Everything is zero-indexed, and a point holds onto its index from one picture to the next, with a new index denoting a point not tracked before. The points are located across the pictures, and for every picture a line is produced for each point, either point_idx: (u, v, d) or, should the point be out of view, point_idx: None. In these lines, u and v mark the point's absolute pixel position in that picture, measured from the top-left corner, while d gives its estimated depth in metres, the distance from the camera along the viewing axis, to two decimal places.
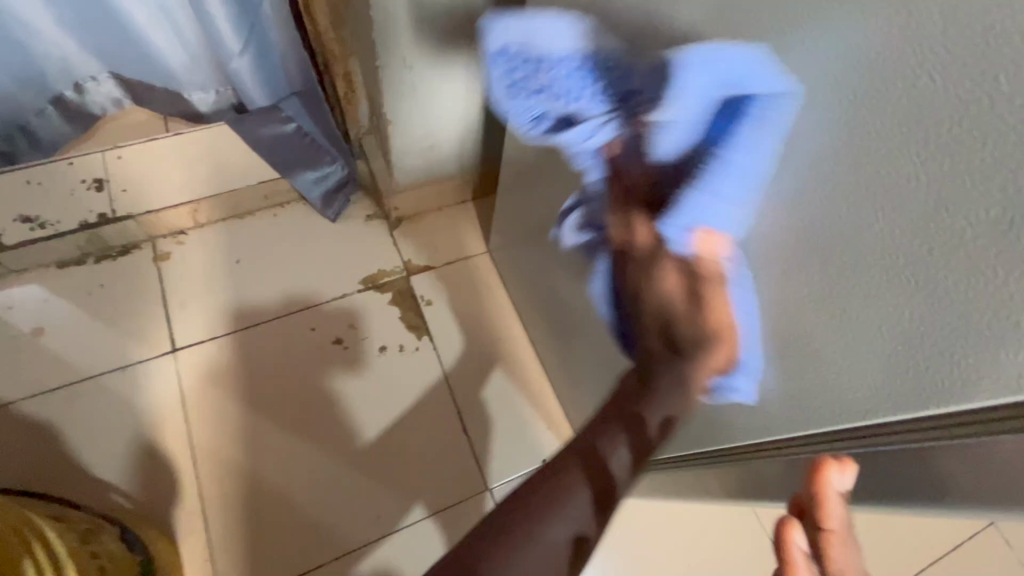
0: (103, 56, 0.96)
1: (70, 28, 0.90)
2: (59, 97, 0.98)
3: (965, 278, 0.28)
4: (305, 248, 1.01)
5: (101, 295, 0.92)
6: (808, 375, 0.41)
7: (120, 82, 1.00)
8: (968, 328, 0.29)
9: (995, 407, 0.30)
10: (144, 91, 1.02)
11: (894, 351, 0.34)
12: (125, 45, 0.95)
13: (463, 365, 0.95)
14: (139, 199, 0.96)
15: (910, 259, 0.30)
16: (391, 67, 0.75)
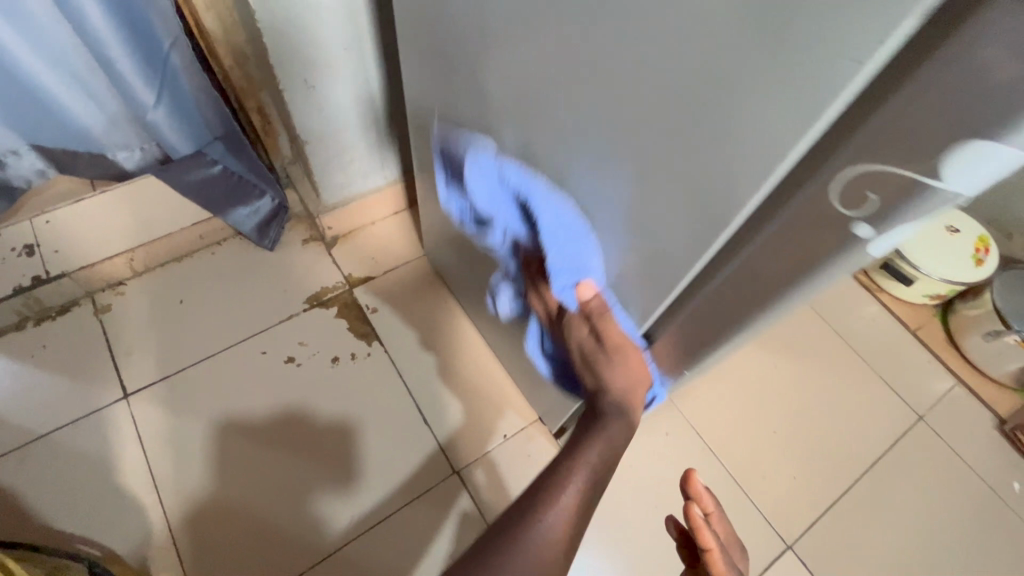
0: (19, 130, 0.96)
1: None
2: None
3: (705, 142, 0.31)
4: (246, 279, 1.05)
5: (45, 355, 0.93)
6: (653, 266, 0.42)
7: (41, 153, 1.01)
8: (715, 181, 0.32)
9: (761, 208, 0.32)
10: (67, 158, 1.04)
11: (689, 215, 0.36)
12: (42, 117, 0.95)
13: (415, 362, 1.00)
14: (72, 256, 0.97)
15: (658, 137, 0.33)
16: (294, 89, 0.81)
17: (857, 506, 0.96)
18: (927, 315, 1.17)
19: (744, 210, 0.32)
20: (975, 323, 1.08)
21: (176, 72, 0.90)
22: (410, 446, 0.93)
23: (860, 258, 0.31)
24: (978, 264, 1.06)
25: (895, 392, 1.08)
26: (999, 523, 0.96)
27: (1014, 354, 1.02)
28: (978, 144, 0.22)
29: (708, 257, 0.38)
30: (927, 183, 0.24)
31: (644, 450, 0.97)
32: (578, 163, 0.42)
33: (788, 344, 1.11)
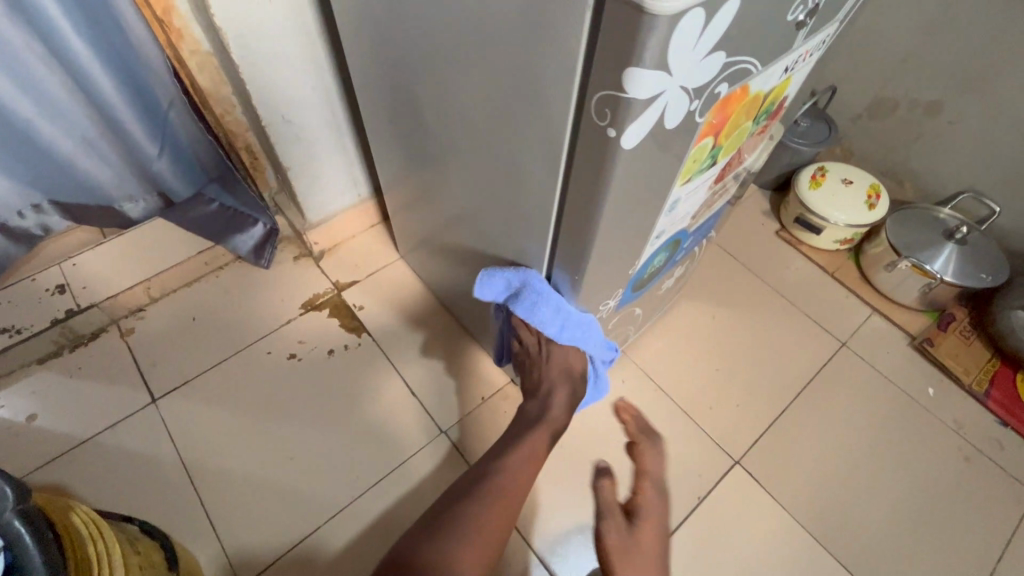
0: (37, 188, 1.08)
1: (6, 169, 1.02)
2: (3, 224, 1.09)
3: (531, 100, 0.49)
4: (248, 294, 1.22)
5: (81, 374, 1.09)
6: (530, 201, 0.60)
7: (58, 207, 1.12)
8: (544, 124, 0.50)
9: (572, 138, 0.49)
10: (81, 211, 1.15)
11: (539, 152, 0.53)
12: (57, 175, 1.07)
13: (400, 347, 1.17)
14: (98, 290, 1.15)
15: (510, 103, 0.52)
16: (275, 126, 0.99)
17: (791, 422, 1.11)
18: (843, 258, 1.34)
19: (559, 139, 0.49)
20: (877, 259, 1.25)
21: (173, 125, 1.09)
22: (402, 415, 1.09)
23: (645, 167, 0.49)
24: (870, 208, 1.25)
25: (820, 325, 1.24)
26: (914, 423, 1.12)
27: (911, 279, 1.20)
28: (636, 73, 0.37)
29: (558, 184, 0.55)
30: (623, 96, 0.39)
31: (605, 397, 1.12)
32: (477, 135, 0.61)
33: (723, 296, 1.27)
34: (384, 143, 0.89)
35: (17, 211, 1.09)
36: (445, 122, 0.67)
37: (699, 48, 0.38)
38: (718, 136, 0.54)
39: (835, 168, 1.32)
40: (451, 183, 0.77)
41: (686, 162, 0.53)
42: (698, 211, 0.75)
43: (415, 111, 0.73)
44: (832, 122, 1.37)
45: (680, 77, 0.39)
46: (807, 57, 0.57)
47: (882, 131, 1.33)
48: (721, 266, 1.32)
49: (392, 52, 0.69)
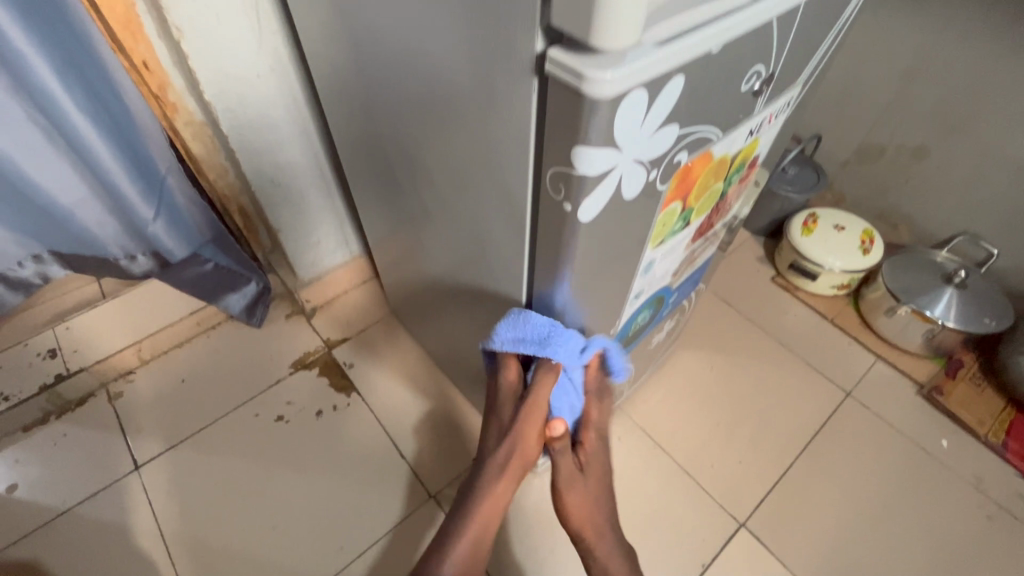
0: (37, 240, 1.07)
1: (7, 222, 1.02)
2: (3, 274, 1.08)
3: (492, 173, 0.50)
4: (239, 354, 1.21)
5: (66, 441, 1.07)
6: (503, 266, 0.60)
7: (59, 258, 1.12)
8: (506, 195, 0.50)
9: (534, 208, 0.49)
10: (81, 263, 1.16)
11: (506, 220, 0.53)
12: (55, 231, 1.07)
13: (390, 406, 1.14)
14: (90, 353, 1.14)
15: (475, 175, 0.53)
16: (264, 188, 1.01)
17: (798, 479, 1.06)
18: (842, 304, 1.31)
19: (522, 210, 0.50)
20: (876, 304, 1.23)
21: (171, 189, 1.08)
22: (390, 478, 1.06)
23: (610, 236, 0.48)
24: (864, 253, 1.24)
25: (822, 374, 1.21)
26: (929, 477, 1.06)
27: (912, 324, 1.17)
28: (585, 151, 0.37)
29: (526, 250, 0.55)
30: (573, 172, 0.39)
31: None
32: (450, 202, 0.62)
33: (720, 345, 1.24)
34: (370, 205, 0.90)
35: (17, 261, 1.08)
36: (420, 188, 0.68)
37: (646, 123, 0.38)
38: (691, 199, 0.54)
39: (826, 214, 1.32)
40: (431, 245, 0.77)
41: (656, 225, 0.53)
42: (683, 263, 0.74)
43: (394, 176, 0.74)
44: (820, 168, 1.38)
45: (629, 152, 0.39)
46: (773, 118, 0.58)
47: (871, 176, 1.34)
48: (716, 314, 1.30)
49: (371, 125, 0.71)
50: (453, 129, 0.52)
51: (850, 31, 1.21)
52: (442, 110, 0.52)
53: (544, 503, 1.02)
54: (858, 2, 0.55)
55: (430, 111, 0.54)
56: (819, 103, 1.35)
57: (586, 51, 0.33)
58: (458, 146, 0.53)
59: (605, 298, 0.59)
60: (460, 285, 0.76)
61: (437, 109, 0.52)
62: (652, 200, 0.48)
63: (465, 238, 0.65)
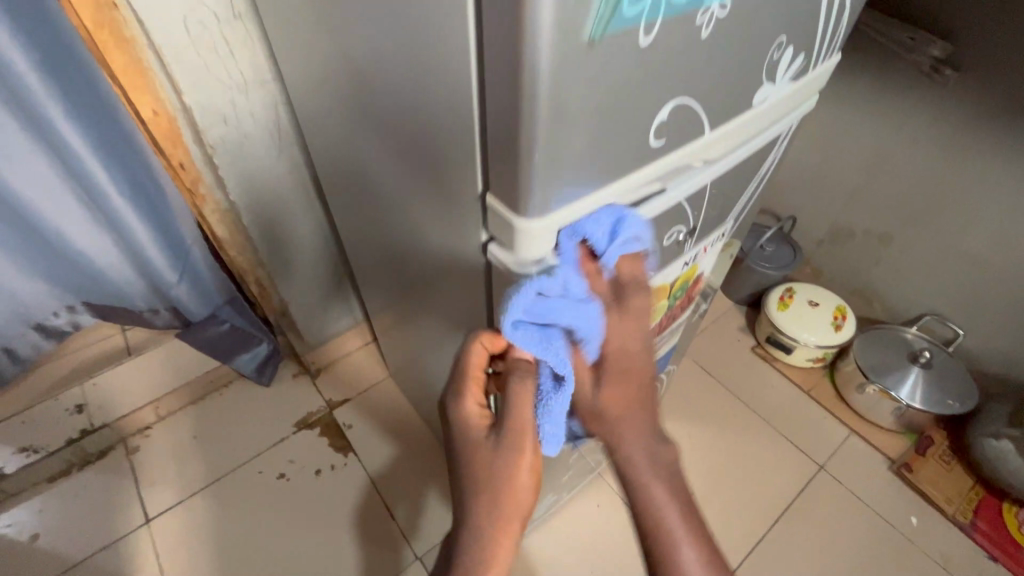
0: (74, 293, 1.27)
1: (53, 280, 1.22)
2: (42, 323, 1.28)
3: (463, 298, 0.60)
4: (247, 411, 1.30)
5: (85, 491, 1.16)
6: None
7: (91, 308, 1.32)
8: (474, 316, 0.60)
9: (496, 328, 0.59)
10: (112, 312, 1.34)
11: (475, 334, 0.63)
12: (93, 286, 1.26)
13: (383, 467, 1.22)
14: (112, 410, 1.25)
15: (452, 294, 0.63)
16: (275, 266, 1.14)
17: (768, 552, 1.11)
18: (819, 375, 1.37)
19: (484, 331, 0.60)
20: (849, 378, 1.29)
21: (194, 263, 1.23)
22: (381, 539, 1.13)
23: None
24: (836, 330, 1.31)
25: (797, 446, 1.26)
26: (895, 555, 1.10)
27: (881, 401, 1.22)
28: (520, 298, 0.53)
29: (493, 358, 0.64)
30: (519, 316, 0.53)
31: (580, 522, 1.14)
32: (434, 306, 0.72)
33: (699, 414, 1.30)
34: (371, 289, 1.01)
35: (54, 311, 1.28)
36: (411, 287, 0.78)
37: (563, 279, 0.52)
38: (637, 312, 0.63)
39: (802, 290, 1.40)
40: (421, 331, 0.87)
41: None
42: None
43: (391, 273, 0.85)
44: (798, 249, 1.47)
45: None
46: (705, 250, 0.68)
47: (845, 254, 1.42)
48: (697, 383, 1.36)
49: (372, 231, 0.82)
50: (435, 256, 0.62)
51: (819, 124, 1.32)
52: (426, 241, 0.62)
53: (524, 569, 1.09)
54: (773, 161, 0.67)
55: (417, 239, 0.65)
56: (795, 185, 1.44)
57: (510, 247, 0.49)
58: (438, 270, 0.63)
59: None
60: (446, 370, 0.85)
61: (422, 238, 0.63)
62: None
63: (447, 335, 0.74)
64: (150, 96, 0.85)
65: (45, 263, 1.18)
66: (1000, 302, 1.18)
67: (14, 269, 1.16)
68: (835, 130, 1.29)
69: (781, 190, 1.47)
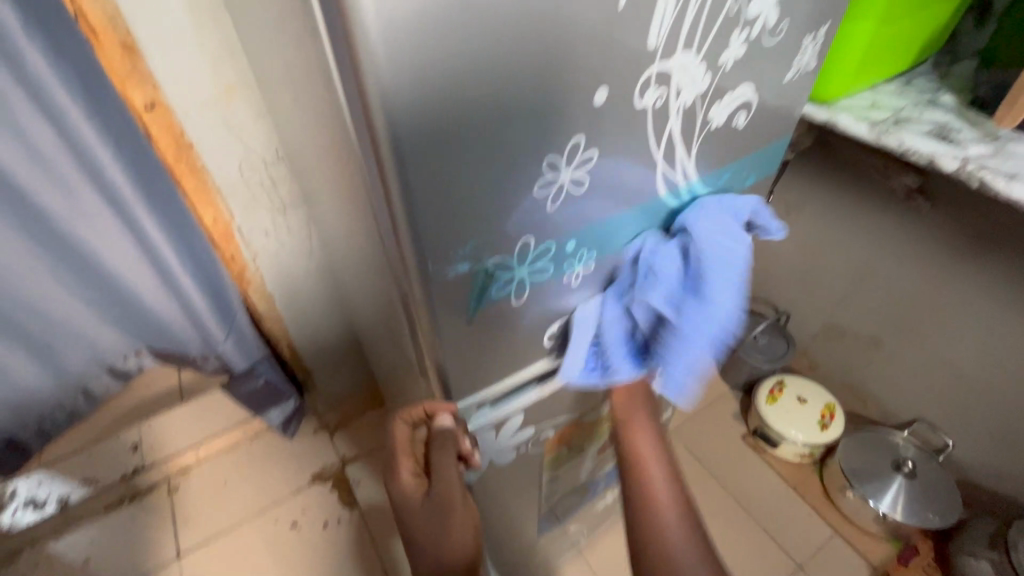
0: (143, 341, 1.44)
1: (125, 330, 1.40)
2: (112, 365, 1.45)
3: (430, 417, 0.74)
4: (271, 461, 1.48)
5: (132, 524, 1.36)
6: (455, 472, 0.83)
7: (156, 353, 1.48)
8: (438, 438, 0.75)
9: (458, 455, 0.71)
10: (173, 357, 1.49)
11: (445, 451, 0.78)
12: (158, 335, 1.42)
13: (383, 526, 1.35)
14: (160, 451, 1.45)
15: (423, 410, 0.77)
16: (301, 338, 1.35)
17: None
18: (807, 471, 1.40)
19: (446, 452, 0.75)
20: (834, 479, 1.32)
21: (238, 324, 1.33)
22: None
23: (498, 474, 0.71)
24: (822, 428, 1.35)
25: (778, 543, 1.29)
26: None
27: (863, 506, 1.25)
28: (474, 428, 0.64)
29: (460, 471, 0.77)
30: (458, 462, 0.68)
31: None
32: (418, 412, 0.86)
33: None
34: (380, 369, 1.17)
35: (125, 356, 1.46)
36: (401, 388, 0.92)
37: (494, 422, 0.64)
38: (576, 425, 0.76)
39: (793, 383, 1.44)
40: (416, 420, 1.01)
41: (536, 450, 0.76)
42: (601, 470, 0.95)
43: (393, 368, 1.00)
44: (790, 337, 1.52)
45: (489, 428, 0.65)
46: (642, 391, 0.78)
47: (838, 353, 1.46)
48: (686, 469, 1.42)
49: (375, 336, 0.97)
50: (410, 379, 0.76)
51: (808, 230, 1.39)
52: (404, 367, 0.76)
53: None
54: None
55: (400, 362, 0.79)
56: (790, 281, 1.50)
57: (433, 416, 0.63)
58: (413, 391, 0.77)
59: (514, 498, 0.79)
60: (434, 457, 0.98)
61: (402, 364, 0.77)
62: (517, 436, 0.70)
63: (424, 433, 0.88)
64: (210, 205, 0.99)
65: (117, 318, 1.35)
66: (985, 418, 1.19)
67: (92, 322, 1.34)
68: (826, 237, 1.36)
69: (779, 285, 1.54)
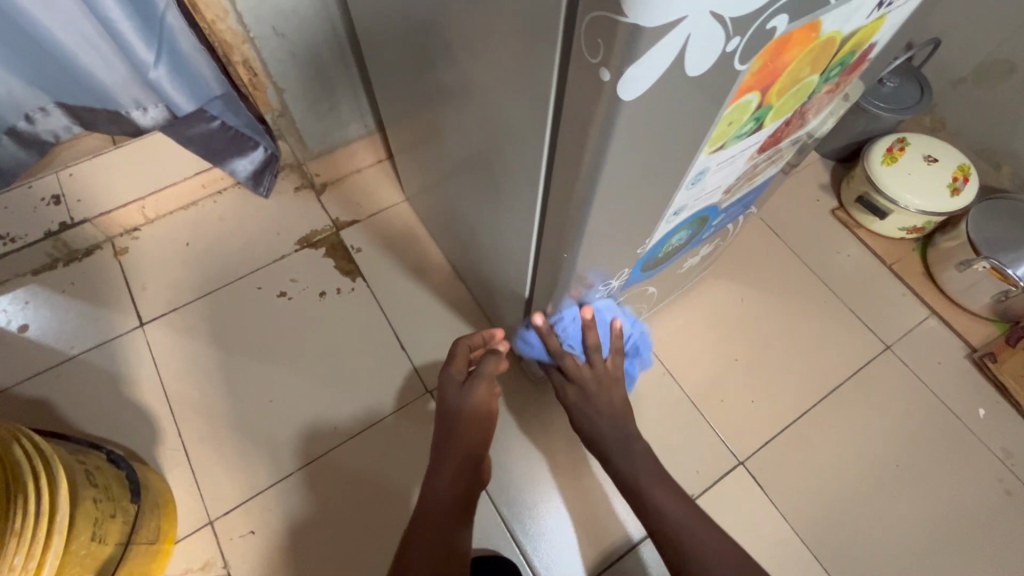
0: (42, 88, 0.92)
1: (12, 66, 0.86)
2: (13, 128, 0.96)
3: None
4: (244, 223, 1.15)
5: (73, 289, 1.07)
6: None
7: (67, 110, 0.98)
8: None
9: None
10: (90, 115, 1.00)
11: None
12: (65, 73, 0.90)
13: (394, 299, 1.09)
14: (94, 205, 1.09)
15: None
16: (263, 37, 0.89)
17: (809, 427, 1.01)
18: (907, 249, 1.16)
19: None
20: (949, 254, 1.07)
21: (173, 32, 0.86)
22: (387, 366, 1.04)
23: None
24: (952, 194, 1.05)
25: (864, 323, 1.10)
26: (952, 442, 1.00)
27: (985, 283, 1.03)
28: (625, 71, 0.31)
29: None
30: None
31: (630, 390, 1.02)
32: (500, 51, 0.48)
33: (758, 277, 1.13)
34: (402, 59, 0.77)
35: (25, 114, 0.95)
36: (465, 47, 0.57)
37: (689, 60, 0.31)
38: (739, 170, 0.55)
39: (918, 141, 1.11)
40: (465, 125, 0.69)
41: (676, 204, 0.52)
42: (744, 172, 0.58)
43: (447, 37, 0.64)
44: (927, 82, 1.14)
45: (682, 101, 0.35)
46: (847, 82, 0.56)
47: (989, 101, 1.10)
48: (761, 243, 1.17)
49: None
50: None
51: None
52: None
53: (553, 432, 0.98)
54: None
55: None
56: None
57: None
58: None
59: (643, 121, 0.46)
60: (495, 177, 0.67)
61: None
62: (613, 177, 0.41)
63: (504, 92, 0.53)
64: None
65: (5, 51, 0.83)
66: None
67: None
68: None
69: None
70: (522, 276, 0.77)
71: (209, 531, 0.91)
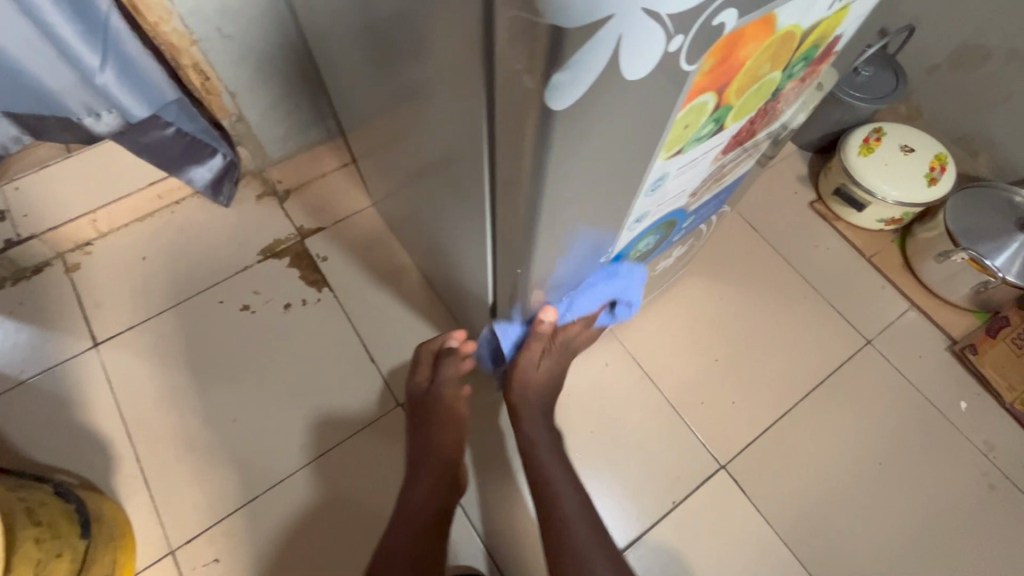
0: None
1: None
2: None
3: None
4: (203, 234, 1.10)
5: (21, 310, 1.01)
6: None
7: (13, 120, 0.91)
8: None
9: None
10: (38, 123, 0.93)
11: None
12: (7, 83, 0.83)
13: (362, 309, 1.05)
14: (40, 220, 1.03)
15: None
16: (208, 39, 0.84)
17: (790, 427, 0.99)
18: (886, 240, 1.15)
19: None
20: (928, 245, 1.05)
21: (120, 33, 0.80)
22: (356, 379, 1.00)
23: None
24: (929, 184, 1.03)
25: (844, 317, 1.08)
26: (934, 436, 0.98)
27: (963, 274, 1.01)
28: (553, 78, 0.27)
29: None
30: None
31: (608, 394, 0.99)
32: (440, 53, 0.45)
33: (736, 273, 1.11)
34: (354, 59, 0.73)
35: None
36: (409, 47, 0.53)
37: (628, 63, 0.27)
38: (703, 172, 0.52)
39: (894, 131, 1.09)
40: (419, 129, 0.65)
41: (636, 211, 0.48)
42: (710, 172, 0.55)
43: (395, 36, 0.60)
44: (902, 69, 1.12)
45: (627, 107, 0.31)
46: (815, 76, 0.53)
47: (965, 89, 1.08)
48: (739, 239, 1.15)
49: None
50: None
51: None
52: None
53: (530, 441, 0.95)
54: None
55: None
56: None
57: None
58: None
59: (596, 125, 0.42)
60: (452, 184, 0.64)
61: None
62: (561, 189, 0.38)
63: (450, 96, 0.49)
64: None
65: None
66: None
67: None
68: None
69: None
70: (488, 285, 0.74)
71: (171, 560, 0.87)
